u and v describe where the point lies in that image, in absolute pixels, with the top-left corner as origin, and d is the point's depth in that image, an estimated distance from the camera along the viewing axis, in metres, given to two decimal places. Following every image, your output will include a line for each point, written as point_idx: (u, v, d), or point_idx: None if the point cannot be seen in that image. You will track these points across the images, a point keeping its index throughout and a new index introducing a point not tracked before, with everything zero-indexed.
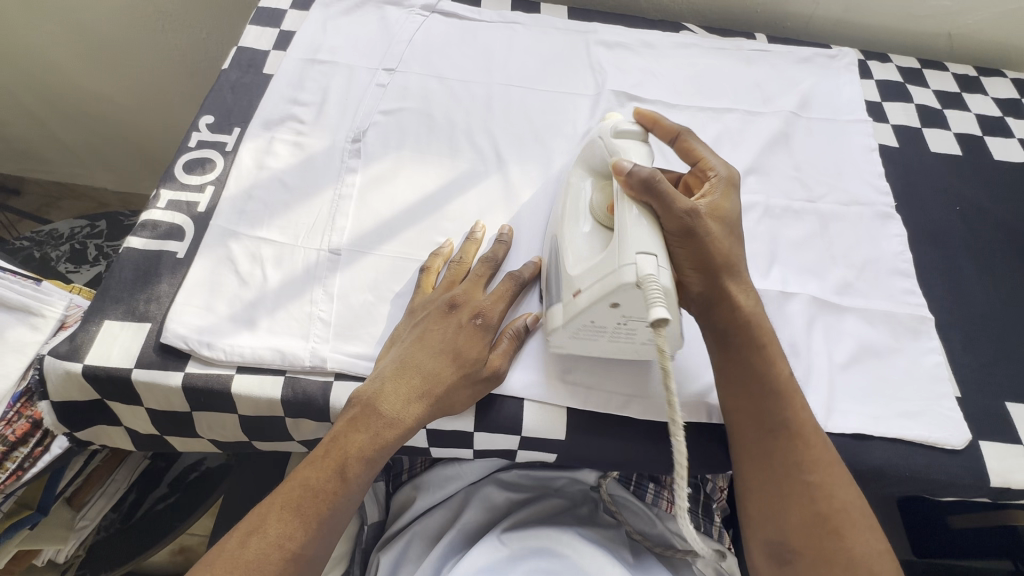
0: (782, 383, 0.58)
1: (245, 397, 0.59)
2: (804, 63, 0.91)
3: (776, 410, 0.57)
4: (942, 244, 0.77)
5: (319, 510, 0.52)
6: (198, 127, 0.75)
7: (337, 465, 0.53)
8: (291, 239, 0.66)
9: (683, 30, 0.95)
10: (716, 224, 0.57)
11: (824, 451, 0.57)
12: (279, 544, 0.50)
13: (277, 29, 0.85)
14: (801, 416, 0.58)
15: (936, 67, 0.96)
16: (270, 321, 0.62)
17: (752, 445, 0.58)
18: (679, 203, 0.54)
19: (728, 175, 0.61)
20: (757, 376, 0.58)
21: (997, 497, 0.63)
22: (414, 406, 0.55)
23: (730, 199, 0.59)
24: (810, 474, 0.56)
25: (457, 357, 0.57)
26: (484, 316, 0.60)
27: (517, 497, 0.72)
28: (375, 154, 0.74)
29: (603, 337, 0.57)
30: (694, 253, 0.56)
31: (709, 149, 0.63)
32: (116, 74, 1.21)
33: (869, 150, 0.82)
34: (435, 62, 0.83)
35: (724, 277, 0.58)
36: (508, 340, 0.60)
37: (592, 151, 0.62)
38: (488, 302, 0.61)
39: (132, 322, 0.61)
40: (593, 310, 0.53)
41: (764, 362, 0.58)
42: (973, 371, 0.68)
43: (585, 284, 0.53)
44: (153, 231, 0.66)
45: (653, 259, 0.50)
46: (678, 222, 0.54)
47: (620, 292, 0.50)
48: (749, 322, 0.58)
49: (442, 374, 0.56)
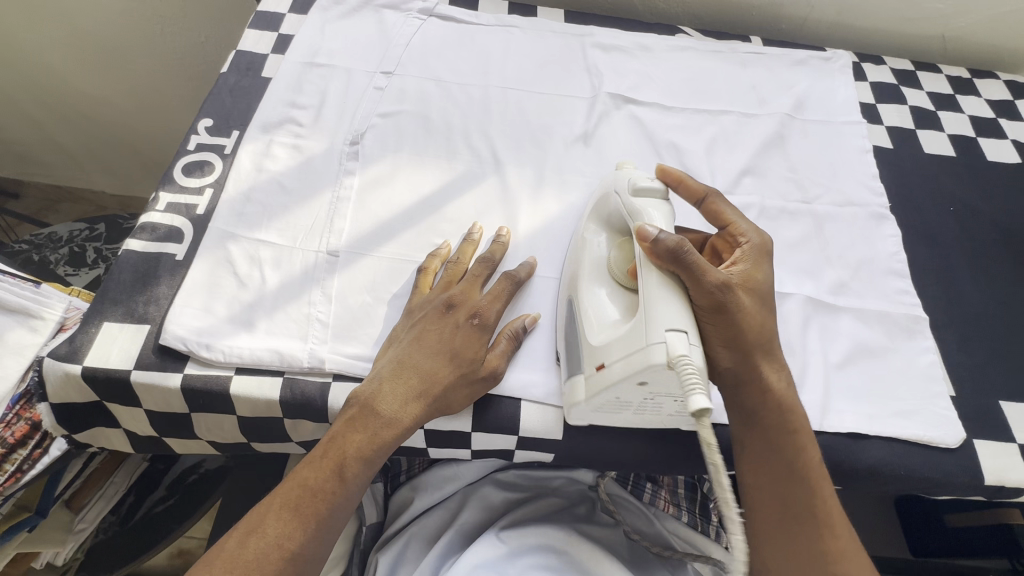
0: (809, 469, 0.57)
1: (243, 398, 0.59)
2: (798, 65, 0.91)
3: (799, 495, 0.56)
4: (936, 244, 0.78)
5: (314, 509, 0.52)
6: (196, 130, 0.75)
7: (334, 465, 0.53)
8: (289, 241, 0.67)
9: (678, 32, 0.96)
10: (748, 296, 0.57)
11: (848, 540, 0.56)
12: (278, 544, 0.50)
13: (274, 33, 0.86)
14: (828, 504, 0.56)
15: (929, 69, 0.97)
16: (269, 322, 0.62)
17: (775, 528, 0.57)
18: (709, 276, 0.53)
19: (761, 241, 0.60)
20: (788, 458, 0.57)
21: (992, 495, 0.64)
22: (410, 408, 0.56)
23: (762, 268, 0.59)
24: (833, 564, 0.55)
25: (453, 358, 0.57)
26: (481, 317, 0.60)
27: (515, 496, 0.72)
28: (372, 157, 0.74)
29: (628, 411, 0.57)
30: (724, 329, 0.55)
31: (737, 211, 0.62)
32: (116, 78, 1.22)
33: (863, 151, 0.83)
34: (433, 65, 0.83)
35: (759, 356, 0.57)
36: (505, 341, 0.61)
37: (607, 203, 0.62)
38: (485, 302, 0.61)
39: (131, 324, 0.61)
40: (621, 386, 0.52)
41: (793, 446, 0.57)
42: (967, 369, 0.69)
43: (610, 358, 0.53)
44: (152, 233, 0.67)
45: (685, 336, 0.49)
46: (709, 297, 0.54)
47: (650, 371, 0.50)
48: (781, 402, 0.57)
49: (439, 375, 0.57)
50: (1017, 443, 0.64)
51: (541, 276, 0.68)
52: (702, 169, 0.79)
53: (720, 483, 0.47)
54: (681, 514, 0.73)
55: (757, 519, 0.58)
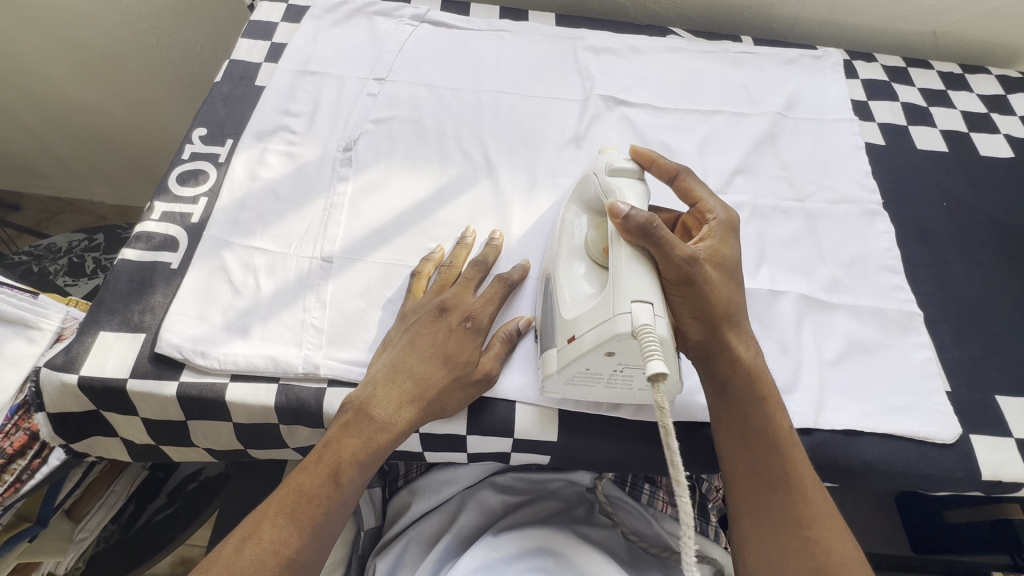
0: (781, 435, 0.57)
1: (239, 404, 0.59)
2: (790, 64, 0.92)
3: (771, 463, 0.56)
4: (929, 240, 0.78)
5: (304, 516, 0.52)
6: (191, 140, 0.76)
7: (332, 468, 0.54)
8: (283, 248, 0.67)
9: (670, 34, 0.96)
10: (715, 270, 0.57)
11: (823, 504, 0.55)
12: (274, 550, 0.50)
13: (267, 42, 0.87)
14: (800, 469, 0.56)
15: (921, 65, 0.97)
16: (263, 329, 0.62)
17: (753, 500, 0.56)
18: (676, 249, 0.53)
19: (727, 217, 0.60)
20: (758, 428, 0.56)
21: (991, 491, 0.63)
22: (405, 410, 0.56)
23: (729, 244, 0.59)
24: (809, 528, 0.54)
25: (447, 359, 0.58)
26: (474, 319, 0.60)
27: (513, 499, 0.72)
28: (366, 162, 0.75)
29: (600, 383, 0.56)
30: (693, 303, 0.55)
31: (709, 190, 0.62)
32: (112, 87, 1.22)
33: (856, 149, 0.83)
34: (425, 70, 0.84)
35: (726, 326, 0.57)
36: (499, 344, 0.61)
37: (587, 186, 0.62)
38: (478, 305, 0.61)
39: (127, 333, 0.62)
40: (589, 358, 0.53)
41: (764, 414, 0.57)
42: (963, 364, 0.69)
43: (580, 330, 0.53)
44: (147, 243, 0.67)
45: (649, 307, 0.50)
46: (675, 270, 0.54)
47: (614, 341, 0.50)
48: (749, 373, 0.57)
49: (434, 377, 0.57)
50: (1014, 438, 0.64)
51: (530, 278, 0.68)
52: (694, 169, 0.79)
53: (668, 446, 0.48)
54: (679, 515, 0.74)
55: (734, 489, 0.57)
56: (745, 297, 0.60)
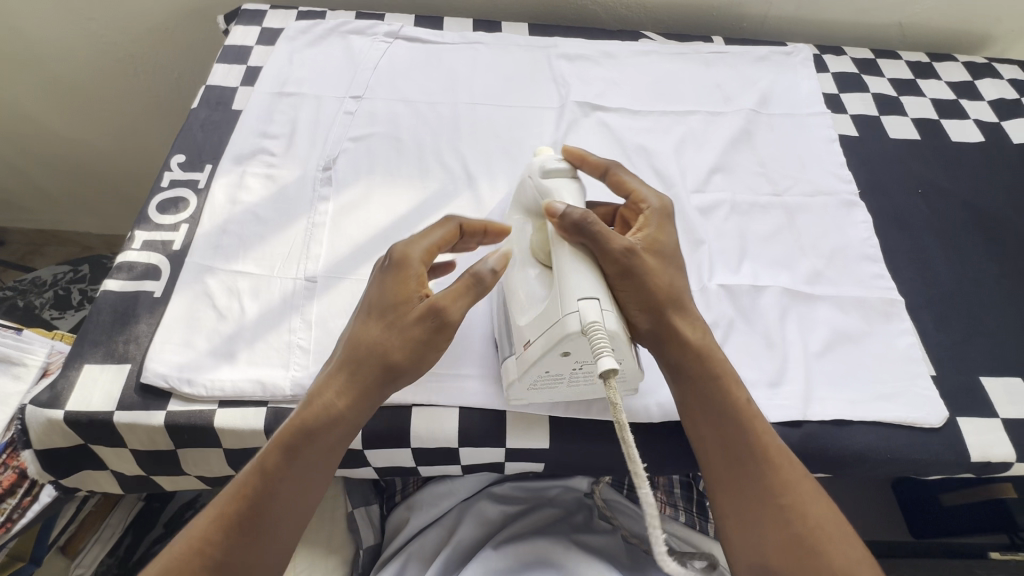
0: (742, 409, 0.57)
1: (229, 430, 0.59)
2: (761, 61, 0.93)
3: (735, 437, 0.56)
4: (907, 227, 0.79)
5: (239, 509, 0.51)
6: (169, 167, 0.76)
7: (269, 455, 0.52)
8: (266, 270, 0.67)
9: (642, 38, 0.98)
10: (653, 257, 0.57)
11: (792, 469, 0.55)
12: (202, 549, 0.50)
13: (244, 66, 0.87)
14: (764, 437, 0.56)
15: (889, 56, 0.99)
16: (249, 352, 0.62)
17: (725, 476, 0.56)
18: (612, 242, 0.54)
19: (662, 206, 0.61)
20: (721, 404, 0.57)
21: (982, 472, 0.64)
22: (337, 378, 0.54)
23: (665, 231, 0.60)
24: (781, 495, 0.54)
25: (377, 311, 0.55)
26: (394, 258, 0.55)
27: (511, 509, 0.72)
28: (345, 180, 0.75)
29: (563, 384, 0.57)
30: (636, 292, 0.55)
31: (639, 180, 0.63)
32: (91, 116, 1.22)
33: (830, 141, 0.84)
34: (401, 86, 0.85)
35: (673, 311, 0.57)
36: (458, 280, 0.55)
37: (524, 191, 0.62)
38: (407, 242, 0.56)
39: (112, 364, 0.61)
40: (548, 361, 0.53)
41: (721, 391, 0.57)
42: (947, 348, 0.69)
43: (534, 335, 0.53)
44: (129, 272, 0.67)
45: (596, 303, 0.50)
46: (615, 262, 0.54)
47: (567, 341, 0.51)
48: (700, 351, 0.58)
49: (368, 334, 0.54)
50: (1000, 418, 0.65)
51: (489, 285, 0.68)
52: (673, 170, 0.80)
53: (624, 442, 0.46)
54: (678, 515, 0.73)
55: (706, 466, 0.57)
56: (687, 281, 0.60)
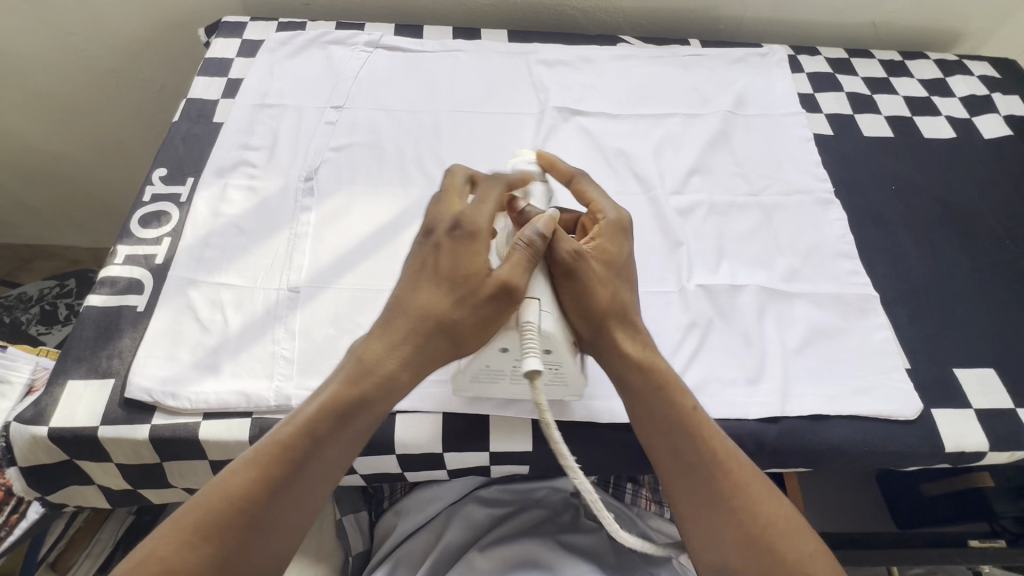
0: (688, 416, 0.56)
1: (213, 442, 0.59)
2: (737, 63, 0.95)
3: (684, 443, 0.56)
4: (882, 223, 0.81)
5: (277, 471, 0.48)
6: (151, 181, 0.76)
7: (319, 421, 0.50)
8: (249, 282, 0.68)
9: (620, 42, 0.99)
10: (601, 267, 0.58)
11: (745, 470, 0.56)
12: (239, 507, 0.47)
13: (224, 78, 0.88)
14: (714, 442, 0.56)
15: (863, 55, 1.01)
16: (233, 364, 0.62)
17: (679, 482, 0.55)
18: (561, 245, 0.55)
19: (619, 217, 0.61)
20: (665, 414, 0.57)
21: (957, 462, 0.65)
22: (401, 346, 0.53)
23: (618, 243, 0.60)
24: (734, 497, 0.54)
25: (448, 281, 0.53)
26: (464, 226, 0.54)
27: (498, 512, 0.72)
28: (327, 190, 0.75)
29: (505, 380, 0.59)
30: (577, 298, 0.56)
31: (602, 193, 0.63)
32: (74, 130, 1.22)
33: (805, 140, 0.86)
34: (381, 95, 0.85)
35: (616, 322, 0.58)
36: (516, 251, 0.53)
37: None
38: (472, 209, 0.55)
39: (96, 379, 0.62)
40: (488, 354, 0.55)
41: (664, 400, 0.57)
42: (922, 341, 0.71)
43: None
44: (112, 287, 0.67)
45: (535, 303, 0.53)
46: (559, 265, 0.55)
47: (504, 336, 0.53)
48: (642, 362, 0.58)
49: (434, 302, 0.53)
50: (974, 409, 0.66)
51: None
52: (651, 172, 0.81)
53: (550, 436, 0.51)
54: (663, 511, 0.75)
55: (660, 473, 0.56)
56: (637, 294, 0.61)
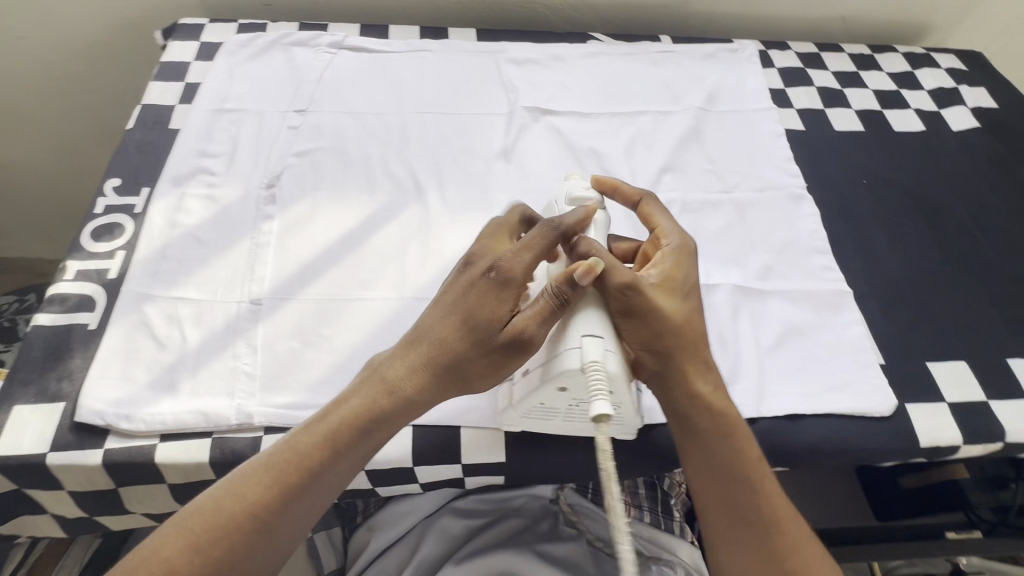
0: (750, 469, 0.55)
1: (171, 465, 0.57)
2: (708, 59, 0.94)
3: (743, 498, 0.54)
4: (854, 218, 0.81)
5: (294, 479, 0.49)
6: (104, 192, 0.73)
7: (341, 434, 0.50)
8: (209, 295, 0.65)
9: (590, 39, 0.98)
10: (664, 296, 0.55)
11: (797, 533, 0.54)
12: (252, 509, 0.47)
13: (180, 83, 0.84)
14: (773, 501, 0.55)
15: (832, 49, 1.01)
16: (192, 382, 0.60)
17: (725, 534, 0.55)
18: (615, 275, 0.53)
19: (682, 242, 0.59)
20: (732, 466, 0.55)
21: (932, 456, 0.65)
22: (419, 375, 0.52)
23: (685, 269, 0.58)
24: (784, 560, 0.53)
25: (470, 320, 0.51)
26: (500, 270, 0.52)
27: (475, 523, 0.70)
28: (291, 198, 0.73)
29: (557, 417, 0.58)
30: (639, 332, 0.54)
31: (667, 214, 0.62)
32: (26, 137, 1.17)
33: (777, 135, 0.86)
34: (347, 98, 0.83)
35: (687, 354, 0.55)
36: (540, 302, 0.51)
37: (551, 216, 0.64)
38: (511, 254, 0.52)
39: (44, 404, 0.59)
40: (544, 393, 0.53)
41: (729, 449, 0.55)
42: (895, 336, 0.71)
43: (534, 364, 0.54)
44: (62, 304, 0.64)
45: (599, 342, 0.51)
46: (618, 299, 0.53)
47: (566, 377, 0.51)
48: (708, 404, 0.56)
49: (451, 338, 0.51)
50: (946, 402, 0.66)
51: None
52: (624, 172, 0.80)
53: (607, 489, 0.45)
54: (643, 515, 0.73)
55: (709, 524, 0.56)
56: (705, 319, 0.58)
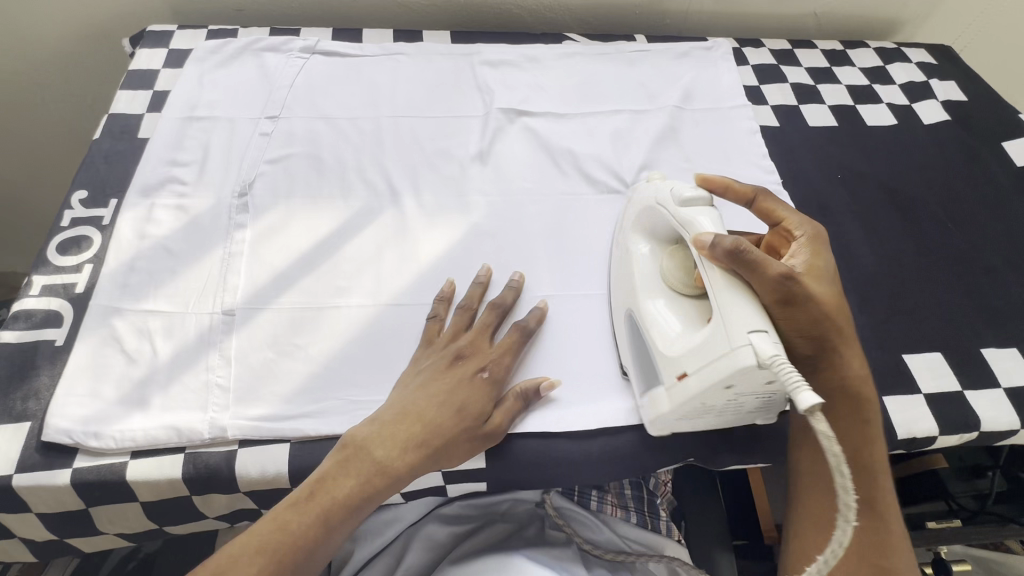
0: (876, 456, 0.58)
1: (142, 483, 0.56)
2: (683, 57, 0.94)
3: (864, 484, 0.58)
4: (830, 213, 0.81)
5: (291, 553, 0.49)
6: (70, 205, 0.71)
7: (336, 509, 0.51)
8: (180, 307, 0.64)
9: (565, 40, 0.98)
10: (816, 284, 0.56)
11: (897, 529, 0.58)
12: None
13: (149, 91, 0.83)
14: (884, 492, 0.58)
15: (805, 45, 1.02)
16: (164, 398, 0.59)
17: (830, 512, 0.59)
18: (771, 269, 0.52)
19: (814, 232, 0.61)
20: (863, 452, 0.58)
21: (909, 448, 0.66)
22: (406, 456, 0.54)
23: (823, 257, 0.59)
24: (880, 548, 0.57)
25: (461, 411, 0.57)
26: (491, 370, 0.60)
27: (459, 530, 0.70)
28: (264, 206, 0.72)
29: (711, 414, 0.58)
30: (800, 320, 0.55)
31: (783, 205, 0.62)
32: None
33: (752, 132, 0.86)
34: (320, 103, 0.82)
35: (837, 339, 0.57)
36: (512, 401, 0.59)
37: (654, 215, 0.62)
38: (496, 355, 0.61)
39: (9, 424, 0.57)
40: (708, 392, 0.53)
41: (865, 433, 0.58)
42: (871, 329, 0.71)
43: (691, 367, 0.53)
44: (27, 321, 0.63)
45: (767, 336, 0.49)
46: (776, 290, 0.53)
47: (737, 375, 0.50)
48: (850, 386, 0.58)
49: (443, 424, 0.56)
50: (923, 394, 0.67)
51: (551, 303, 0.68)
52: (601, 171, 0.80)
53: (838, 472, 0.45)
54: (630, 516, 0.72)
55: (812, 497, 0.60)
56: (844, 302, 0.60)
